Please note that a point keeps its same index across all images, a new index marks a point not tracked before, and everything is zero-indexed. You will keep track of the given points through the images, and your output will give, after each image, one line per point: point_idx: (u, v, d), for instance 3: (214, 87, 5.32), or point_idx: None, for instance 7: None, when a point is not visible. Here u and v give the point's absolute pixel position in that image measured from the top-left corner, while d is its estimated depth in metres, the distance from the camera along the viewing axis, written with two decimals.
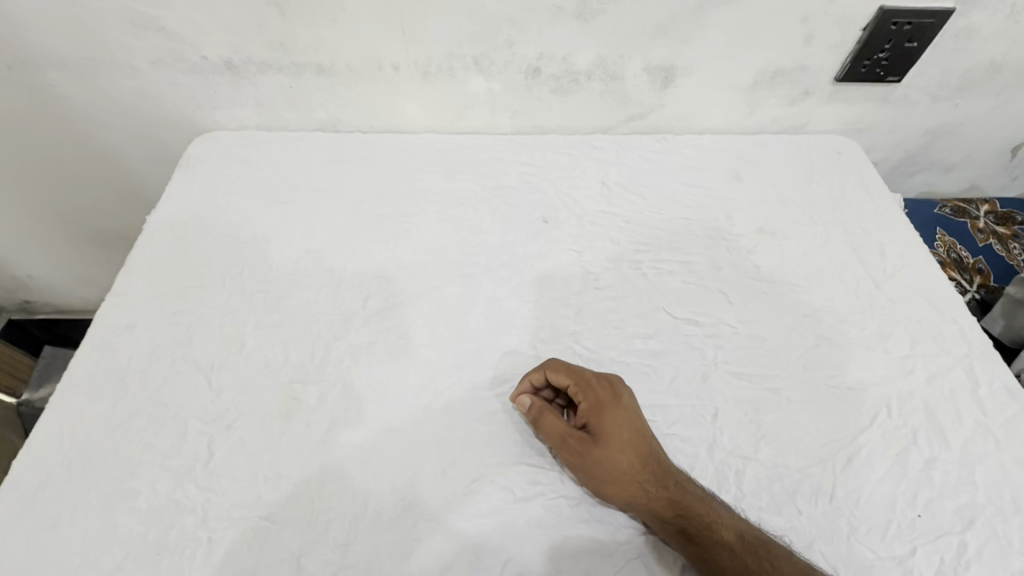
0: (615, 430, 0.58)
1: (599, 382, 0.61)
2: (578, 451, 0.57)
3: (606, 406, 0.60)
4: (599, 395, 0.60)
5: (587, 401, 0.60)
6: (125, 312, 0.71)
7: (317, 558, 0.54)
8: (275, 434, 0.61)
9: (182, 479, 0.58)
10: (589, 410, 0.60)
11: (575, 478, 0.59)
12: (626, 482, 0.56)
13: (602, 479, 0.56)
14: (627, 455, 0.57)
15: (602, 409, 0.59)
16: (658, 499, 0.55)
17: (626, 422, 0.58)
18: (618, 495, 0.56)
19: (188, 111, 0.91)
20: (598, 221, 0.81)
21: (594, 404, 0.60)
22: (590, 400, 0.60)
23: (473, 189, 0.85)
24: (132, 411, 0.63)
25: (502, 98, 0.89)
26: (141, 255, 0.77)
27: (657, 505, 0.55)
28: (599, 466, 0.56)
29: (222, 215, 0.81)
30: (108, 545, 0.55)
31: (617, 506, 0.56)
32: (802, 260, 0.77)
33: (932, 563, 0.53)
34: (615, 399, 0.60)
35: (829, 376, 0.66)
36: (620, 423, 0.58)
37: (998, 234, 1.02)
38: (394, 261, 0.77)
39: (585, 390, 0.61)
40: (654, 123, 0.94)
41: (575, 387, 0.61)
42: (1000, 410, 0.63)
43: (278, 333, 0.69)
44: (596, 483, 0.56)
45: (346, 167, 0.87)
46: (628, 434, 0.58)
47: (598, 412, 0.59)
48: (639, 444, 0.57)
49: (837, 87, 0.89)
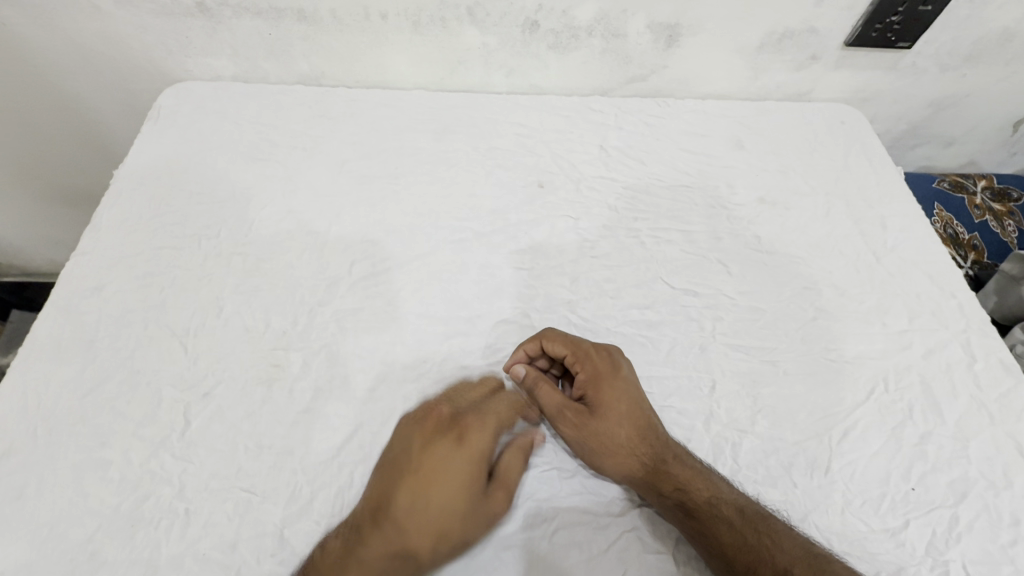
0: (613, 402, 0.57)
1: (598, 354, 0.59)
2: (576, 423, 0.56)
3: (605, 377, 0.58)
4: (597, 366, 0.58)
5: (585, 371, 0.59)
6: (91, 274, 0.67)
7: (301, 529, 0.52)
8: (256, 403, 0.58)
9: (158, 449, 0.55)
10: (587, 381, 0.58)
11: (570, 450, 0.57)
12: (624, 455, 0.55)
13: (599, 452, 0.55)
14: (625, 428, 0.56)
15: (600, 380, 0.58)
16: (656, 474, 0.54)
17: (625, 394, 0.57)
18: (615, 468, 0.55)
19: (157, 58, 0.85)
20: (595, 186, 0.78)
21: (592, 375, 0.58)
22: (588, 371, 0.58)
23: (465, 150, 0.81)
24: (102, 376, 0.59)
25: (496, 54, 0.84)
26: (107, 213, 0.72)
27: (655, 479, 0.54)
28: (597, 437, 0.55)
29: (197, 172, 0.76)
30: (79, 517, 0.52)
31: (613, 479, 0.55)
32: (804, 231, 0.75)
33: (924, 535, 0.53)
34: (614, 370, 0.58)
35: (827, 349, 0.65)
36: (619, 394, 0.57)
37: (993, 210, 1.01)
38: (382, 225, 0.73)
39: (583, 362, 0.59)
40: (655, 86, 0.90)
41: (573, 357, 0.59)
42: (995, 384, 0.63)
43: (258, 299, 0.66)
44: (592, 455, 0.56)
45: (330, 124, 0.82)
46: (627, 407, 0.57)
47: (596, 384, 0.58)
48: (637, 416, 0.56)
49: (846, 53, 0.86)
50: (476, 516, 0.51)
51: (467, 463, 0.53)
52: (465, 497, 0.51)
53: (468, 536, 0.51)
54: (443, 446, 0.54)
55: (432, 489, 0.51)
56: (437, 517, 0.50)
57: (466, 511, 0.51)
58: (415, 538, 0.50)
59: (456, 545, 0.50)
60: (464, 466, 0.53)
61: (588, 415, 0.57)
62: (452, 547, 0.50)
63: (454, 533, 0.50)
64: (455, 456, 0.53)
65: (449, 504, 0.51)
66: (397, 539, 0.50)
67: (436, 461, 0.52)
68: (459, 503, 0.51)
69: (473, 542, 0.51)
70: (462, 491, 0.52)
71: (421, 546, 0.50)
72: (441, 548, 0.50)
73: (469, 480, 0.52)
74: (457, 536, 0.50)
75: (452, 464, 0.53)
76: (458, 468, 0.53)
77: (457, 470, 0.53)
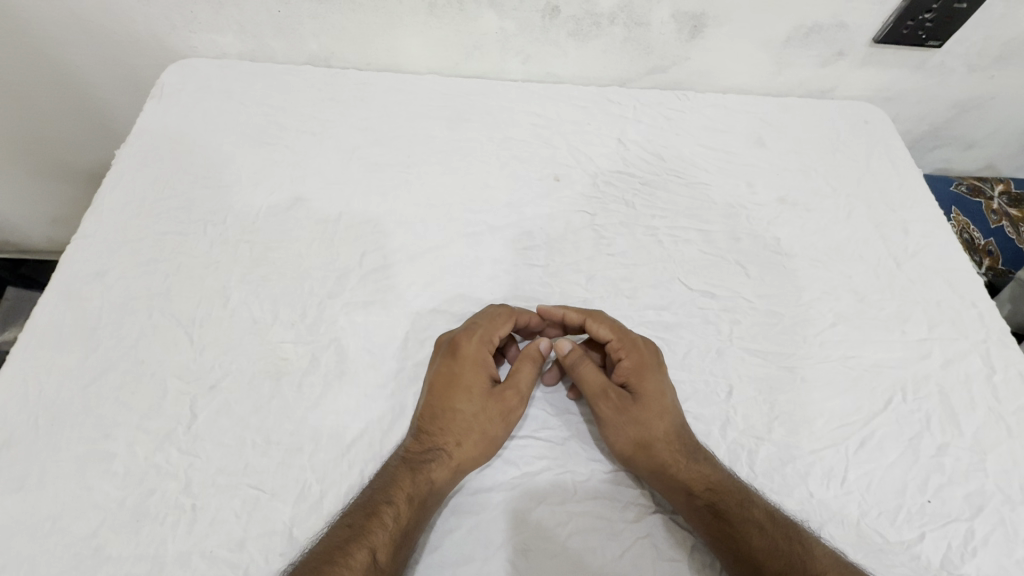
0: (656, 394, 0.57)
1: (644, 344, 0.59)
2: (616, 406, 0.56)
3: (649, 367, 0.58)
4: (642, 356, 0.59)
5: (630, 358, 0.59)
6: (92, 258, 0.65)
7: (310, 528, 0.51)
8: (264, 397, 0.57)
9: (163, 442, 0.54)
10: (630, 368, 0.58)
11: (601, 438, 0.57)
12: (658, 448, 0.54)
13: (634, 440, 0.55)
14: (663, 422, 0.56)
15: (644, 370, 0.58)
16: (690, 472, 0.53)
17: (668, 388, 0.57)
18: (648, 461, 0.54)
19: (161, 33, 0.81)
20: (612, 181, 0.76)
21: (637, 364, 0.58)
22: (633, 359, 0.58)
23: (480, 140, 0.78)
24: (105, 366, 0.58)
25: (514, 40, 0.81)
26: (110, 195, 0.70)
27: (689, 478, 0.53)
28: (635, 425, 0.55)
29: (202, 154, 0.74)
30: (82, 511, 0.50)
31: (640, 475, 0.55)
32: (824, 234, 0.74)
33: (939, 548, 0.53)
34: (658, 362, 0.59)
35: (846, 357, 0.64)
36: (662, 387, 0.57)
37: (1009, 215, 1.00)
38: (393, 215, 0.71)
39: (629, 349, 0.59)
40: (676, 78, 0.87)
41: (618, 344, 0.59)
42: (1013, 397, 0.62)
43: (265, 289, 0.64)
44: (626, 441, 0.55)
45: (341, 108, 0.79)
46: (667, 401, 0.57)
47: (641, 371, 0.58)
48: (674, 413, 0.56)
49: (873, 50, 0.83)
50: (491, 414, 0.56)
51: (469, 372, 0.58)
52: (477, 400, 0.57)
53: (492, 433, 0.55)
54: (443, 361, 0.58)
55: (451, 400, 0.57)
56: (458, 424, 0.55)
57: (482, 412, 0.56)
58: (445, 444, 0.54)
59: (483, 442, 0.54)
60: (467, 375, 0.58)
61: (628, 402, 0.57)
62: (481, 444, 0.54)
63: (478, 434, 0.55)
64: (455, 368, 0.58)
65: (467, 412, 0.56)
66: (430, 444, 0.55)
67: (442, 376, 0.57)
68: (474, 408, 0.56)
69: (499, 439, 0.55)
70: (473, 397, 0.57)
71: (452, 450, 0.54)
72: (469, 447, 0.54)
73: (477, 383, 0.57)
74: (481, 435, 0.55)
75: (458, 375, 0.58)
76: (463, 378, 0.57)
77: (462, 379, 0.57)
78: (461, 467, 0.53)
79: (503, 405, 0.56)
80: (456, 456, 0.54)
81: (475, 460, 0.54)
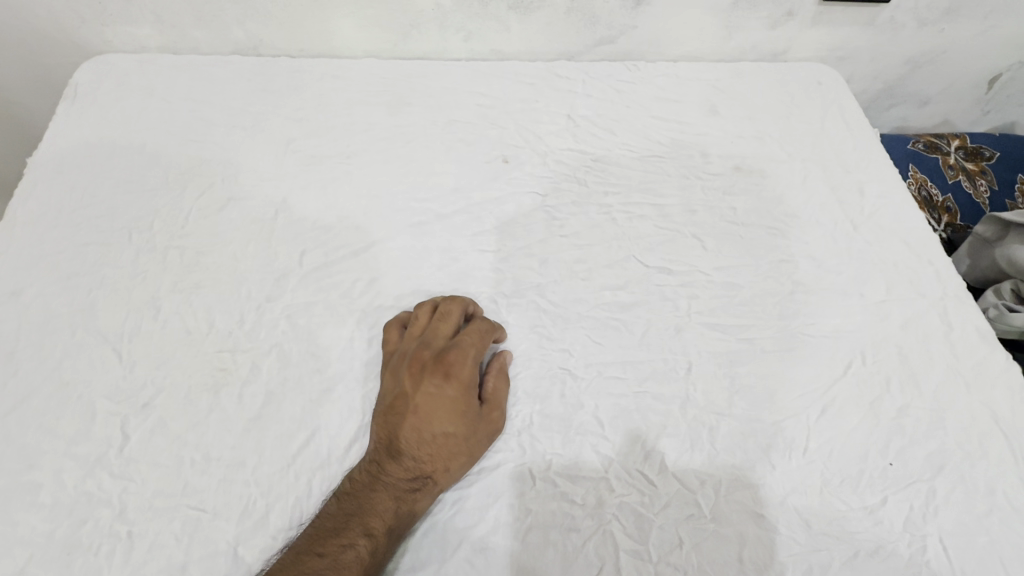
0: None
1: None
2: None
3: None
4: None
5: None
6: (7, 277, 0.60)
7: (256, 546, 0.48)
8: (202, 412, 0.54)
9: (93, 467, 0.51)
10: None
11: (561, 429, 0.55)
12: None
13: None
14: None
15: None
16: None
17: None
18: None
19: (71, 28, 0.76)
20: (563, 159, 0.73)
21: None
22: None
23: (423, 124, 0.75)
24: (26, 391, 0.54)
25: (452, 17, 0.77)
26: (24, 207, 0.65)
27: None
28: None
29: (124, 157, 0.69)
30: (8, 548, 0.47)
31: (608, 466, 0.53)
32: (780, 201, 0.72)
33: (901, 510, 0.52)
34: None
35: (804, 324, 0.63)
36: None
37: (966, 170, 0.99)
38: (334, 210, 0.67)
39: None
40: (625, 48, 0.84)
41: None
42: (971, 352, 0.61)
43: (199, 297, 0.60)
44: None
45: (273, 99, 0.75)
46: None
47: None
48: None
49: (822, 9, 0.81)
50: (455, 397, 0.53)
51: (416, 370, 0.54)
52: (436, 390, 0.53)
53: (464, 413, 0.52)
54: (389, 373, 0.55)
55: (409, 403, 0.53)
56: (423, 412, 0.52)
57: (445, 399, 0.53)
58: (414, 440, 0.51)
59: (459, 426, 0.52)
60: (415, 374, 0.54)
61: None
62: (457, 428, 0.52)
63: (448, 419, 0.52)
64: (402, 373, 0.54)
65: (429, 406, 0.53)
66: (401, 454, 0.51)
67: (393, 385, 0.54)
68: (425, 395, 0.53)
69: (474, 415, 0.53)
70: (430, 388, 0.53)
71: (425, 442, 0.51)
72: (449, 438, 0.51)
73: (428, 375, 0.54)
74: (455, 419, 0.52)
75: (406, 377, 0.54)
76: (411, 376, 0.54)
77: (412, 379, 0.54)
78: (440, 457, 0.51)
79: (462, 383, 0.54)
80: (431, 447, 0.51)
81: (458, 445, 0.51)
